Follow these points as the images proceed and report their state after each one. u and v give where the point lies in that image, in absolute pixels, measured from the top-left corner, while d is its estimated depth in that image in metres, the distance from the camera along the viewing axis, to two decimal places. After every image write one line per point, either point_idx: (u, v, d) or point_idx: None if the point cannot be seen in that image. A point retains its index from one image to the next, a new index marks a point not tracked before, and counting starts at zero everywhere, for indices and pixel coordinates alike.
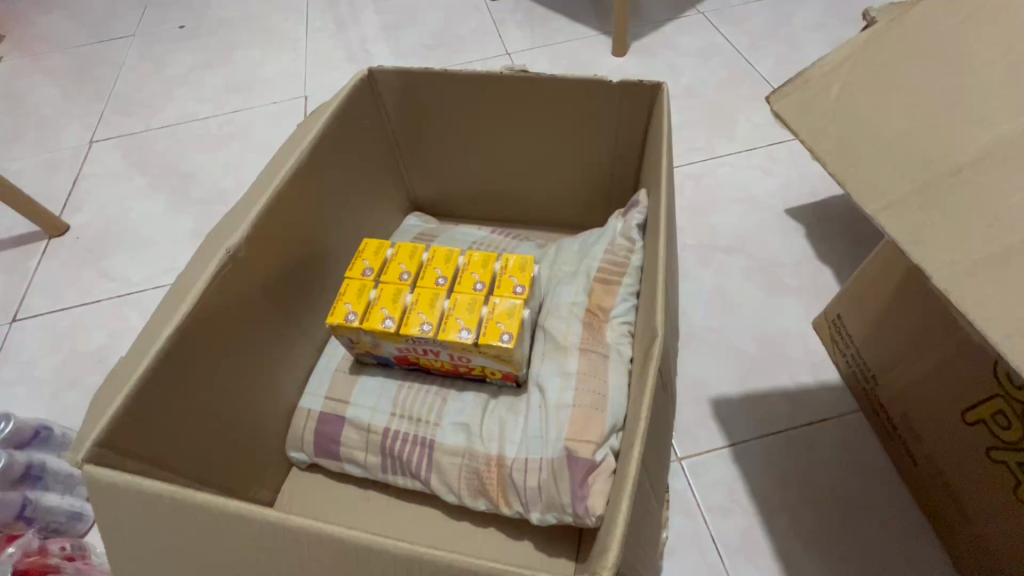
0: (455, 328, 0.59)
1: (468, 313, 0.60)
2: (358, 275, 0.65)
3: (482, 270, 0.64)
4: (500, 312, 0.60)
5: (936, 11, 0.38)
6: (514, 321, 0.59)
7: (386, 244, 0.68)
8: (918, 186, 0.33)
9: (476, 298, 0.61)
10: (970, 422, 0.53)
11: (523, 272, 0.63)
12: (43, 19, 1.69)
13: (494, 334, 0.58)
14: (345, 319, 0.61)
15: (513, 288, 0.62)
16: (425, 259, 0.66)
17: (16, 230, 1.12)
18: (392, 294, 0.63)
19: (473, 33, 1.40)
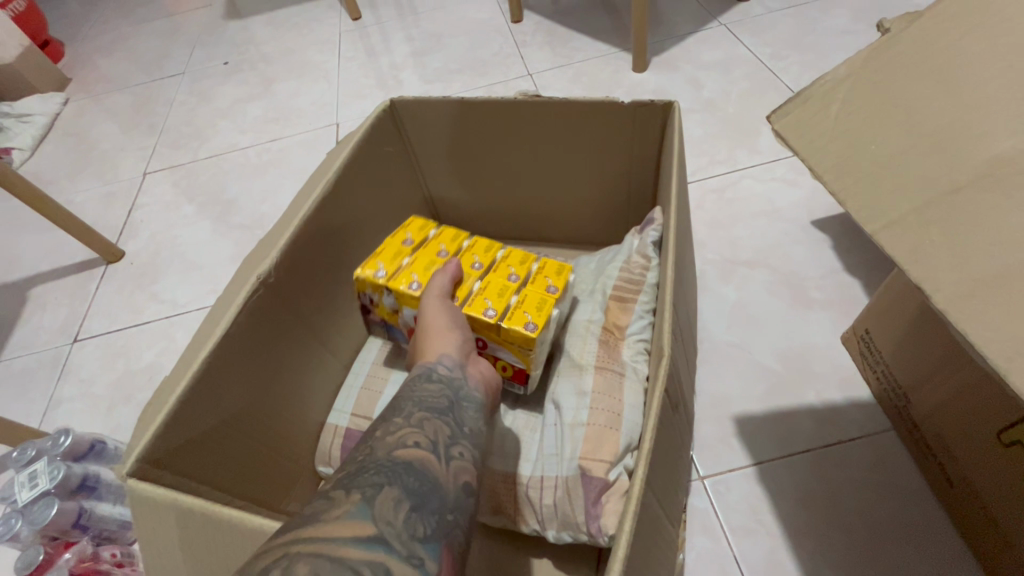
0: (480, 307, 0.61)
1: (497, 298, 0.62)
2: (398, 242, 0.70)
3: (520, 265, 0.66)
4: (529, 303, 0.62)
5: (949, 14, 0.35)
6: (542, 314, 0.60)
7: (432, 224, 0.73)
8: (918, 206, 0.30)
9: (507, 287, 0.64)
10: (1006, 444, 0.51)
11: (560, 275, 0.65)
12: (105, 61, 1.85)
13: (518, 321, 0.60)
14: (372, 274, 0.66)
15: (546, 288, 0.64)
16: (466, 244, 0.70)
17: (79, 256, 1.23)
18: (426, 265, 0.67)
19: (496, 55, 1.44)
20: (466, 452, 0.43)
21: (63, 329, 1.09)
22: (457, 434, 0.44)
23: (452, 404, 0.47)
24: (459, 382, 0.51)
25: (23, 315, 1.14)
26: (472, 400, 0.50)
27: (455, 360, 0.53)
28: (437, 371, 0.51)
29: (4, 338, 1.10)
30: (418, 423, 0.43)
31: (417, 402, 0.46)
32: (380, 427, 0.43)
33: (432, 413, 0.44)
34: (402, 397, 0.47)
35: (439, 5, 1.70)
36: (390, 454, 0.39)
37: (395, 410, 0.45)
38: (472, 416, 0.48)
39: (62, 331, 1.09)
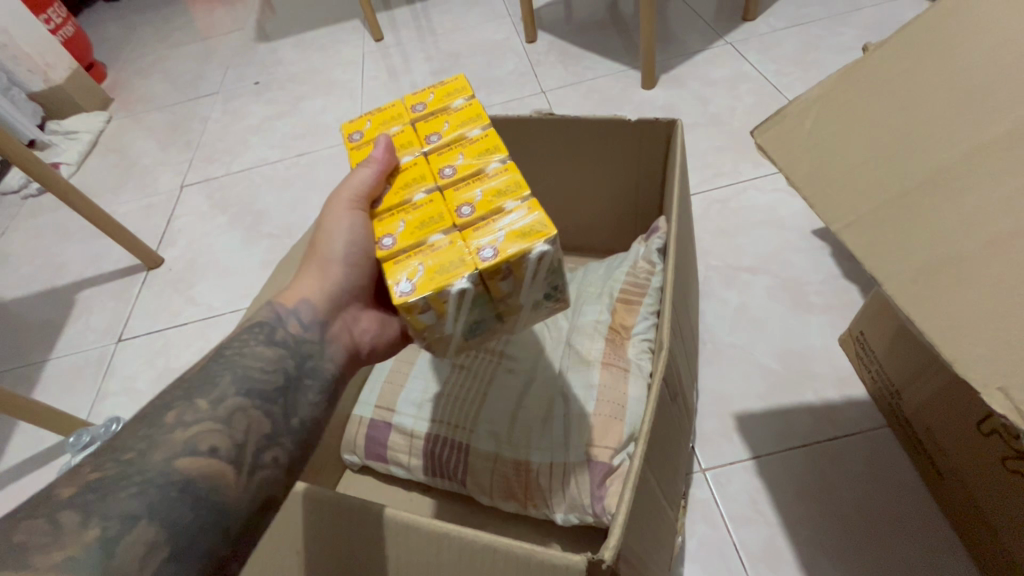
0: (391, 226, 0.51)
1: (419, 225, 0.50)
2: (410, 109, 0.62)
3: (484, 198, 0.50)
4: (438, 254, 0.48)
5: (907, 45, 0.39)
6: (429, 279, 0.46)
7: (462, 96, 0.61)
8: (874, 207, 0.35)
9: (443, 218, 0.50)
10: (984, 432, 0.54)
11: (521, 241, 0.46)
12: (144, 82, 1.97)
13: (405, 271, 0.47)
14: (348, 132, 0.62)
15: (479, 248, 0.47)
16: (468, 137, 0.57)
17: (122, 263, 1.32)
18: (403, 145, 0.58)
19: (511, 74, 1.52)
20: (278, 457, 0.41)
21: (108, 330, 1.18)
22: (280, 433, 0.42)
23: (287, 386, 0.44)
24: (310, 346, 0.48)
25: (71, 316, 1.23)
26: (319, 377, 0.47)
27: (316, 316, 0.49)
28: (284, 331, 0.48)
29: (54, 338, 1.19)
30: (227, 418, 0.40)
31: (241, 380, 0.43)
32: (180, 407, 0.40)
33: (253, 402, 0.42)
34: (230, 363, 0.44)
35: (457, 27, 1.79)
36: (165, 467, 0.36)
37: (212, 384, 0.42)
38: (312, 401, 0.45)
39: (107, 332, 1.17)
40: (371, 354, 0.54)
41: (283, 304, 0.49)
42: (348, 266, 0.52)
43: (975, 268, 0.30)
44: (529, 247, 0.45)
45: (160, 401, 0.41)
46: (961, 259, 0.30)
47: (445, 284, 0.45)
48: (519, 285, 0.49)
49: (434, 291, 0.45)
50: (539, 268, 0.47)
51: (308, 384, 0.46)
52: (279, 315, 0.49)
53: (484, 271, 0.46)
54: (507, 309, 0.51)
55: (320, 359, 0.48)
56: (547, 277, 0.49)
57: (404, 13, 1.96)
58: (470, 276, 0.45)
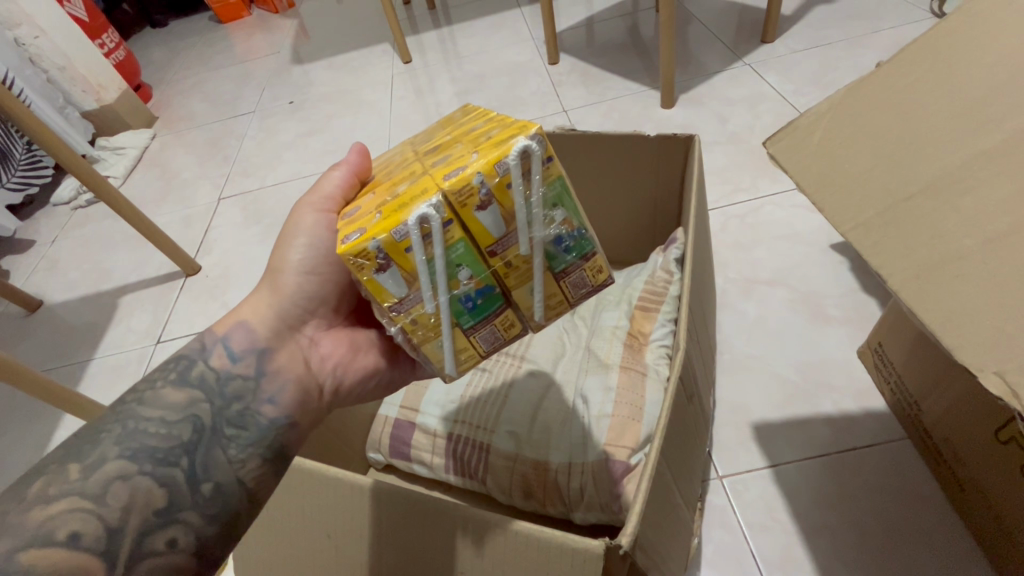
0: (362, 200, 0.51)
1: (389, 187, 0.49)
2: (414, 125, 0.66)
3: (461, 145, 0.48)
4: (402, 196, 0.45)
5: (911, 62, 0.42)
6: (387, 221, 0.43)
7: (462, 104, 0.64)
8: (880, 211, 0.37)
9: (416, 171, 0.49)
10: (1004, 441, 0.54)
11: (491, 153, 0.43)
12: (186, 102, 2.09)
13: (364, 223, 0.45)
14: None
15: (447, 174, 0.43)
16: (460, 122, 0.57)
17: (163, 269, 1.39)
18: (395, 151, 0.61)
19: (534, 94, 1.57)
20: (170, 533, 0.42)
21: (148, 332, 1.24)
22: (175, 504, 0.43)
23: (190, 443, 0.46)
24: (231, 387, 0.50)
25: (114, 319, 1.29)
26: (238, 425, 0.48)
27: (247, 346, 0.51)
28: (203, 366, 0.50)
29: (98, 339, 1.26)
30: (100, 493, 0.41)
31: (130, 438, 0.44)
32: (49, 477, 0.41)
33: (135, 467, 0.43)
34: (127, 412, 0.46)
35: (482, 49, 1.87)
36: (8, 560, 0.37)
37: (97, 442, 0.43)
38: (223, 456, 0.47)
39: (147, 334, 1.23)
40: (327, 377, 0.55)
41: (215, 331, 0.52)
42: (300, 276, 0.54)
43: (974, 266, 0.32)
44: (502, 156, 0.42)
45: (41, 461, 0.43)
46: (962, 257, 0.33)
47: (401, 218, 0.42)
48: (510, 219, 0.44)
49: (389, 230, 0.42)
50: (526, 187, 0.43)
51: (221, 435, 0.47)
52: (204, 344, 0.51)
53: (452, 191, 0.42)
54: (503, 264, 0.46)
55: (245, 402, 0.49)
56: (540, 204, 0.43)
57: (431, 37, 2.05)
58: (430, 202, 0.42)
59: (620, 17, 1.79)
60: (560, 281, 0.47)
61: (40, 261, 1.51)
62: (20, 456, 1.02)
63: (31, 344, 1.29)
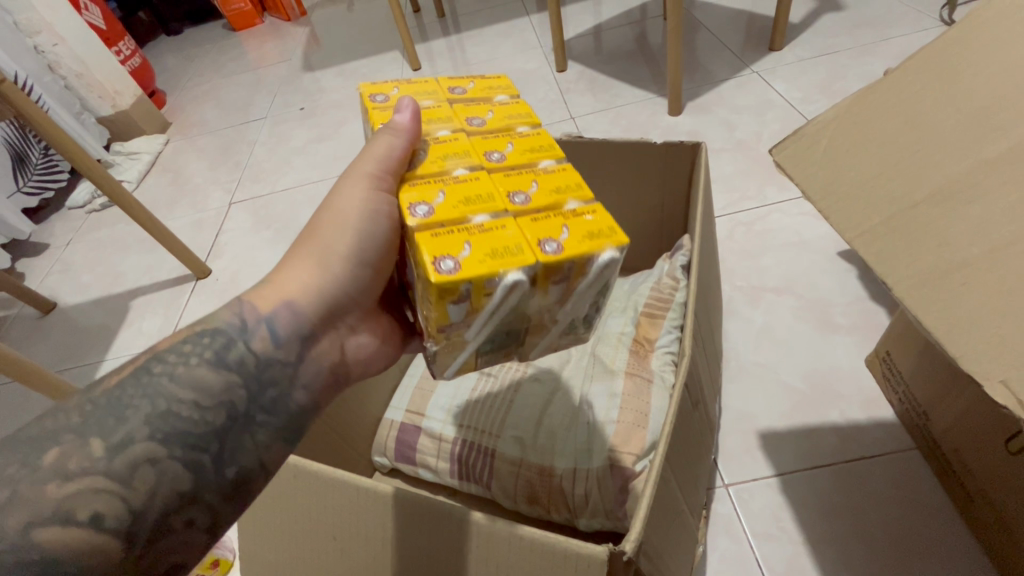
0: (428, 195, 0.49)
1: (463, 201, 0.48)
2: (447, 90, 0.65)
3: (542, 191, 0.50)
4: (489, 234, 0.45)
5: (916, 71, 0.42)
6: (481, 262, 0.42)
7: (503, 93, 0.66)
8: (884, 220, 0.37)
9: (494, 200, 0.49)
10: (1013, 452, 0.54)
11: (591, 241, 0.45)
12: (199, 108, 2.12)
13: (445, 247, 0.43)
14: (373, 95, 0.63)
15: (542, 239, 0.45)
16: (516, 131, 0.59)
17: (174, 272, 1.41)
18: (438, 118, 0.59)
19: (542, 101, 1.58)
20: (191, 517, 0.38)
21: (158, 334, 1.26)
22: (200, 489, 0.39)
23: (222, 430, 0.40)
24: (270, 372, 0.44)
25: (126, 322, 1.31)
26: (271, 411, 0.43)
27: (294, 330, 0.45)
28: (244, 349, 0.43)
29: (110, 340, 1.28)
30: (126, 475, 0.36)
31: (159, 420, 0.38)
32: (67, 447, 0.36)
33: (163, 449, 0.38)
34: (156, 389, 0.39)
35: (491, 57, 1.89)
36: (20, 538, 0.33)
37: (120, 419, 0.38)
38: (253, 441, 0.42)
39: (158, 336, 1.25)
40: (359, 369, 0.51)
41: (258, 307, 0.45)
42: (357, 262, 0.49)
43: (980, 274, 0.32)
44: (599, 251, 0.44)
45: (53, 427, 0.37)
46: (966, 265, 0.33)
47: (500, 271, 0.42)
48: (567, 295, 0.47)
49: (484, 276, 0.41)
50: (600, 282, 0.46)
51: (253, 422, 0.42)
52: (246, 323, 0.44)
53: (547, 269, 0.43)
54: (535, 323, 0.48)
55: (281, 388, 0.44)
56: (594, 294, 0.47)
57: (440, 45, 2.07)
58: (526, 267, 0.42)
59: (628, 25, 1.80)
60: (563, 343, 0.52)
61: (55, 263, 1.54)
62: None
63: (44, 345, 1.31)
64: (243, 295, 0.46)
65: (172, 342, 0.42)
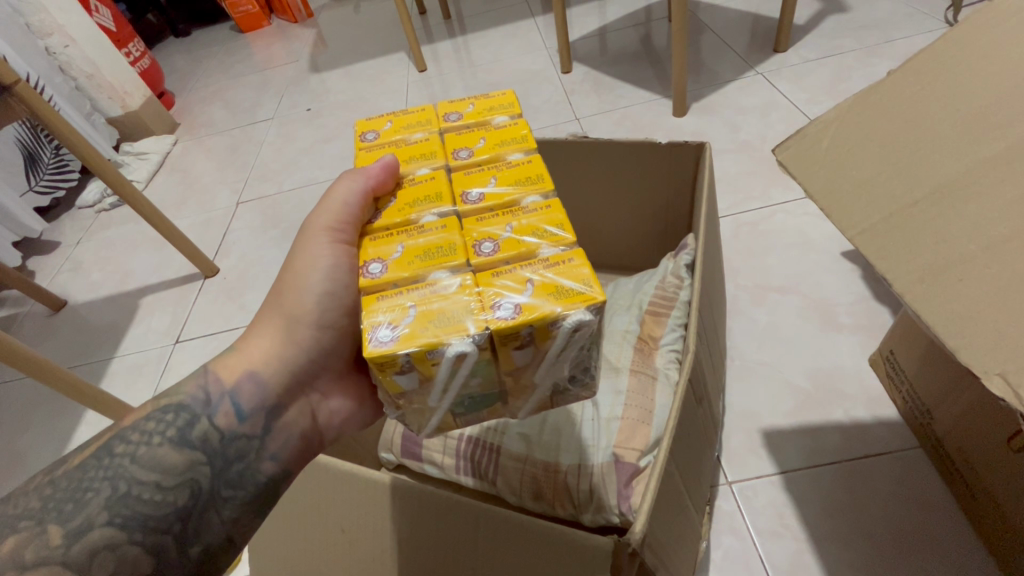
0: (387, 250, 0.50)
1: (421, 257, 0.48)
2: (442, 118, 0.64)
3: (513, 240, 0.49)
4: (443, 296, 0.45)
5: (918, 72, 0.43)
6: (422, 330, 0.43)
7: (501, 113, 0.63)
8: (885, 217, 0.38)
9: (457, 253, 0.49)
10: (1015, 450, 0.54)
11: (554, 301, 0.43)
12: (206, 108, 2.14)
13: (391, 314, 0.45)
14: (364, 131, 0.64)
15: (497, 300, 0.44)
16: (506, 161, 0.57)
17: (182, 271, 1.43)
18: (422, 156, 0.59)
19: (547, 103, 1.59)
20: None
21: (167, 333, 1.27)
22: (160, 569, 0.44)
23: (183, 510, 0.45)
24: (235, 447, 0.50)
25: (135, 320, 1.33)
26: (236, 486, 0.49)
27: (256, 404, 0.51)
28: (207, 425, 0.49)
29: (119, 339, 1.29)
30: (84, 563, 0.41)
31: (120, 503, 0.44)
32: (28, 536, 0.41)
33: (123, 533, 0.43)
34: (118, 470, 0.45)
35: (496, 58, 1.90)
36: None
37: (83, 502, 0.43)
38: (216, 518, 0.47)
39: (166, 334, 1.27)
40: (331, 431, 0.57)
41: (222, 380, 0.51)
42: (316, 328, 0.55)
43: (977, 269, 0.33)
44: (564, 312, 0.42)
45: (17, 513, 0.42)
46: (965, 261, 0.33)
47: (441, 341, 0.42)
48: (533, 358, 0.45)
49: (422, 346, 0.42)
50: (568, 343, 0.43)
51: (218, 498, 0.48)
52: (209, 397, 0.50)
53: (499, 334, 0.42)
54: (510, 386, 0.47)
55: (246, 461, 0.50)
56: (565, 356, 0.44)
57: (446, 46, 2.08)
58: (473, 338, 0.42)
59: (632, 27, 1.81)
60: (559, 400, 0.49)
61: (65, 262, 1.56)
62: (42, 451, 1.05)
63: (55, 343, 1.32)
64: (209, 365, 0.52)
65: (137, 420, 0.48)
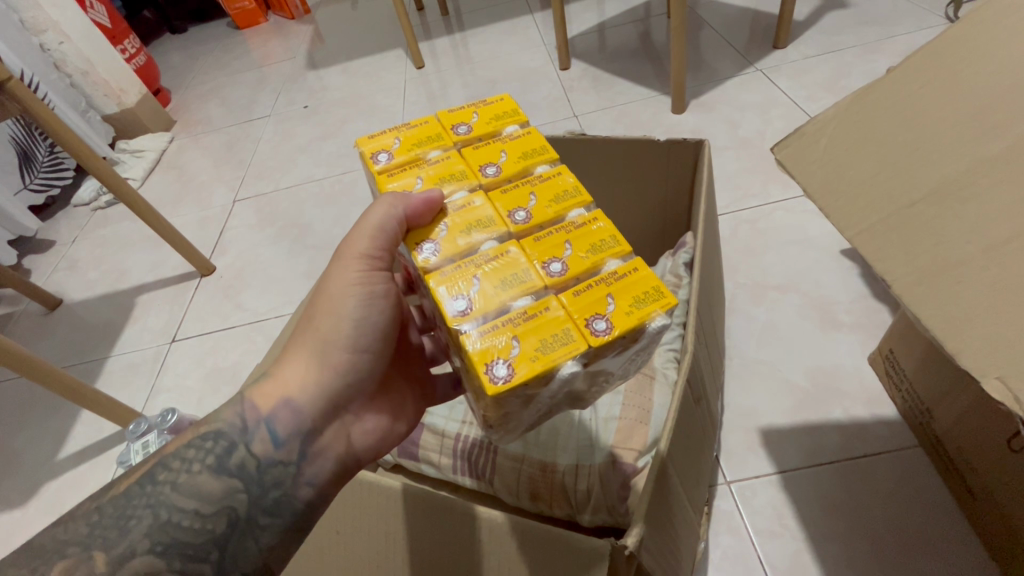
0: (462, 283, 0.48)
1: (500, 284, 0.48)
2: (450, 131, 0.62)
3: (576, 254, 0.49)
4: (535, 322, 0.45)
5: (914, 71, 0.42)
6: (532, 357, 0.43)
7: (513, 123, 0.62)
8: (885, 217, 0.37)
9: (530, 276, 0.48)
10: (1014, 449, 0.54)
11: (639, 307, 0.45)
12: (202, 106, 2.13)
13: (496, 347, 0.43)
14: (375, 153, 0.60)
15: (591, 316, 0.45)
16: (535, 174, 0.56)
17: (179, 269, 1.42)
18: (451, 177, 0.56)
19: (545, 99, 1.58)
20: None
21: (163, 331, 1.26)
22: None
23: (222, 538, 0.44)
24: (273, 473, 0.47)
25: (131, 319, 1.32)
26: (272, 514, 0.47)
27: (294, 429, 0.48)
28: (244, 452, 0.47)
29: (114, 338, 1.28)
30: None
31: (161, 531, 0.42)
32: (74, 560, 0.40)
33: (163, 563, 0.41)
34: (159, 498, 0.43)
35: (494, 55, 1.89)
36: None
37: (125, 530, 0.42)
38: (253, 545, 0.46)
39: (162, 333, 1.26)
40: (367, 453, 0.54)
41: (258, 408, 0.48)
42: (354, 351, 0.51)
43: (974, 272, 0.32)
44: (651, 319, 0.45)
45: (64, 537, 0.41)
46: (963, 263, 0.33)
47: (554, 365, 0.43)
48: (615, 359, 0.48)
49: (538, 374, 0.42)
50: (651, 339, 0.47)
51: (255, 525, 0.46)
52: (246, 424, 0.48)
53: (600, 347, 0.44)
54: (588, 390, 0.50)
55: (283, 488, 0.47)
56: (640, 350, 0.49)
57: (444, 43, 2.07)
58: (579, 355, 0.43)
59: (631, 23, 1.80)
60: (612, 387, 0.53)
61: (61, 260, 1.55)
62: (37, 452, 1.04)
63: (49, 341, 1.32)
64: (247, 392, 0.49)
65: (178, 446, 0.46)
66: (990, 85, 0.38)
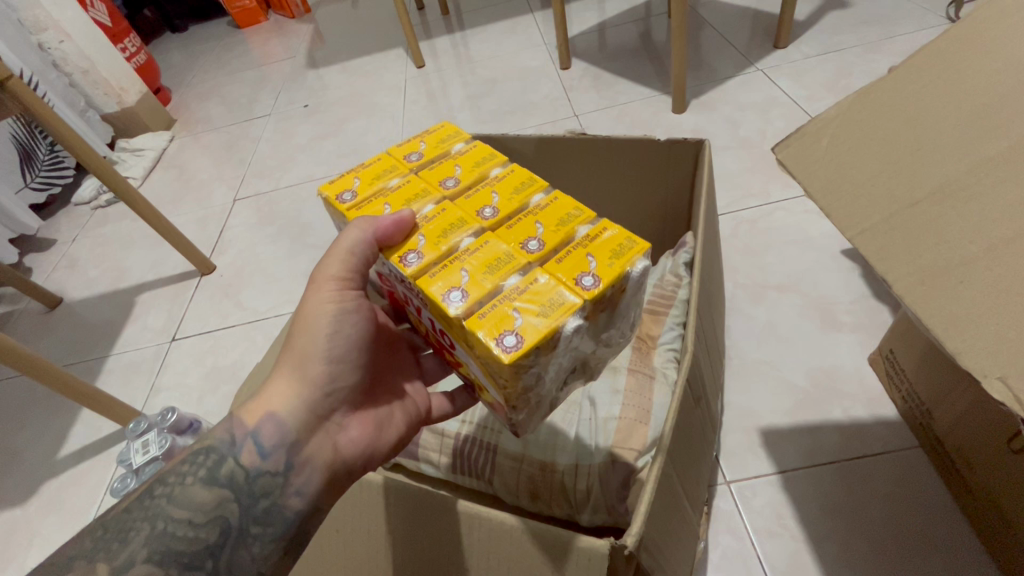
0: (453, 277, 0.47)
1: (488, 271, 0.47)
2: (404, 159, 0.63)
3: (547, 230, 0.50)
4: (528, 295, 0.44)
5: (916, 71, 0.42)
6: (537, 324, 0.42)
7: (459, 139, 0.64)
8: (886, 217, 0.37)
9: (512, 257, 0.48)
10: (1015, 450, 0.54)
11: (617, 258, 0.46)
12: (202, 105, 2.13)
13: (499, 321, 0.43)
14: (337, 194, 0.59)
15: (577, 275, 0.45)
16: (491, 176, 0.57)
17: (179, 268, 1.42)
18: (415, 195, 0.56)
19: (545, 99, 1.58)
20: None
21: (163, 330, 1.26)
22: None
23: (216, 547, 0.44)
24: (262, 483, 0.47)
25: (131, 317, 1.32)
26: (264, 522, 0.47)
27: (278, 440, 0.48)
28: (233, 463, 0.47)
29: (114, 337, 1.28)
30: None
31: (158, 540, 0.42)
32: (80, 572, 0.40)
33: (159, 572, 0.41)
34: (156, 510, 0.44)
35: (494, 54, 1.89)
36: None
37: (125, 541, 0.42)
38: (247, 554, 0.46)
39: (162, 332, 1.26)
40: (358, 462, 0.53)
41: (244, 422, 0.48)
42: (334, 363, 0.52)
43: (978, 272, 0.32)
44: (630, 266, 0.46)
45: (72, 551, 0.42)
46: (967, 263, 0.33)
47: (557, 324, 0.42)
48: (607, 317, 0.48)
49: (546, 336, 0.42)
50: (635, 287, 0.48)
51: (247, 535, 0.46)
52: (234, 437, 0.48)
53: (595, 300, 0.44)
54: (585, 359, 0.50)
55: (273, 497, 0.47)
56: (628, 303, 0.50)
57: (444, 42, 2.07)
58: (578, 311, 0.43)
59: (632, 23, 1.80)
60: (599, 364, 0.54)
61: (61, 259, 1.55)
62: (37, 451, 1.04)
63: (49, 340, 1.32)
64: (234, 409, 0.49)
65: (174, 462, 0.47)
66: (989, 86, 0.38)
